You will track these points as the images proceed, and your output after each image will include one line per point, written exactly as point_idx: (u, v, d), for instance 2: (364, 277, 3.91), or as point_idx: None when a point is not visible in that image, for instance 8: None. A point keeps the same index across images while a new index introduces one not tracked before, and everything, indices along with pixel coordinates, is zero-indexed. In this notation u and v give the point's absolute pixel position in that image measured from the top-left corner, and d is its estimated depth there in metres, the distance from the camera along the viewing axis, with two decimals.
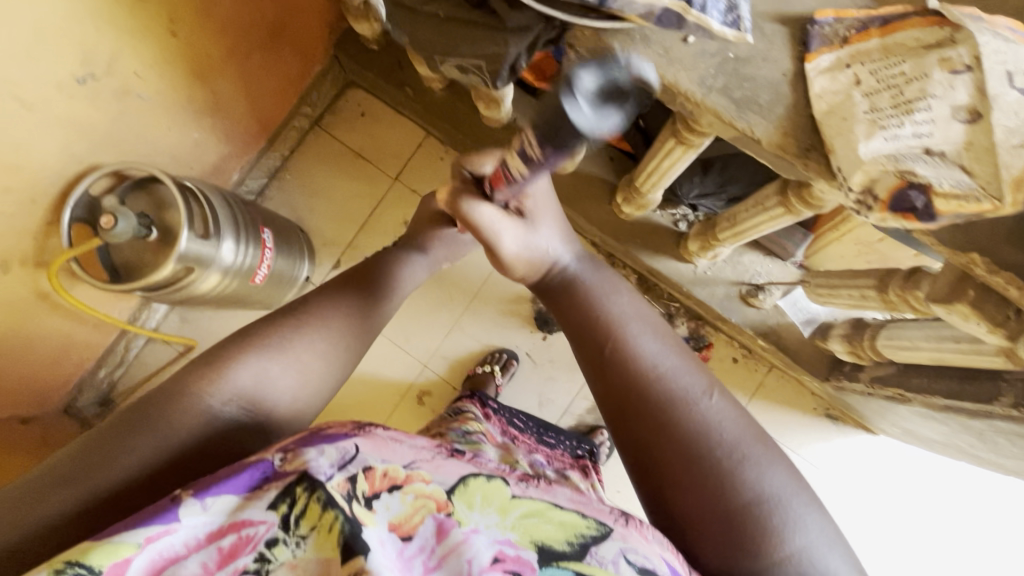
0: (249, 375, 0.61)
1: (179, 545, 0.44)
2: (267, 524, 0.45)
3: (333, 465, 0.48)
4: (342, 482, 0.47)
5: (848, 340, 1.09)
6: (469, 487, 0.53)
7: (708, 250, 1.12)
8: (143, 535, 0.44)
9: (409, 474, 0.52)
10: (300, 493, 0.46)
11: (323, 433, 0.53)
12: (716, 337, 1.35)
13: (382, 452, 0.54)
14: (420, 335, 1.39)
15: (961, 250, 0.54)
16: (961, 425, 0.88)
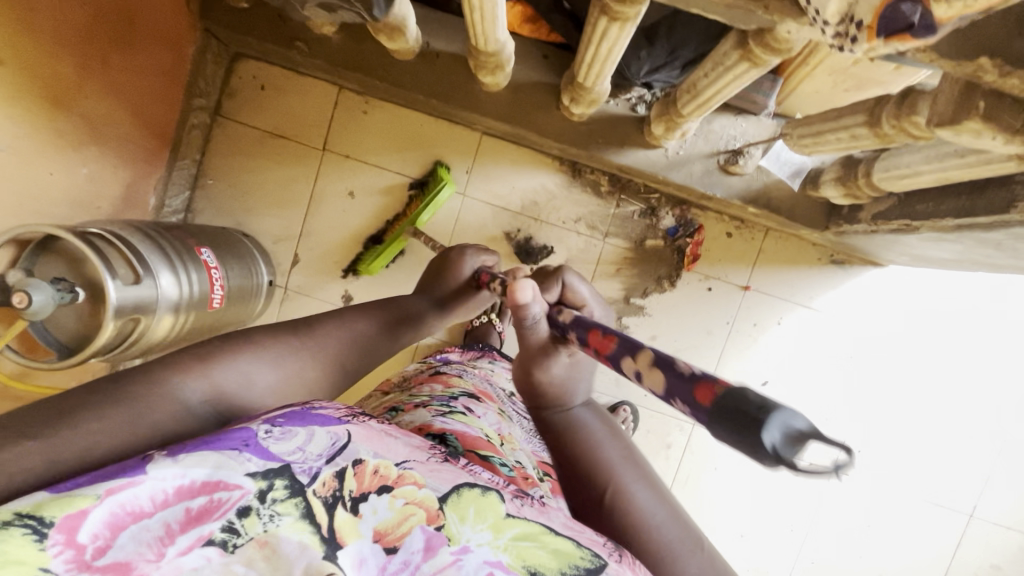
0: (232, 378, 0.53)
1: (144, 500, 0.36)
2: (242, 492, 0.38)
3: (320, 457, 0.41)
4: (328, 480, 0.41)
5: (842, 182, 1.01)
6: (461, 503, 0.43)
7: (674, 130, 1.01)
8: (103, 486, 0.35)
9: (402, 473, 0.43)
10: (278, 485, 0.39)
11: (313, 409, 0.45)
12: (705, 216, 1.27)
13: (376, 445, 0.45)
14: None
15: (967, 59, 0.45)
16: (976, 241, 0.83)
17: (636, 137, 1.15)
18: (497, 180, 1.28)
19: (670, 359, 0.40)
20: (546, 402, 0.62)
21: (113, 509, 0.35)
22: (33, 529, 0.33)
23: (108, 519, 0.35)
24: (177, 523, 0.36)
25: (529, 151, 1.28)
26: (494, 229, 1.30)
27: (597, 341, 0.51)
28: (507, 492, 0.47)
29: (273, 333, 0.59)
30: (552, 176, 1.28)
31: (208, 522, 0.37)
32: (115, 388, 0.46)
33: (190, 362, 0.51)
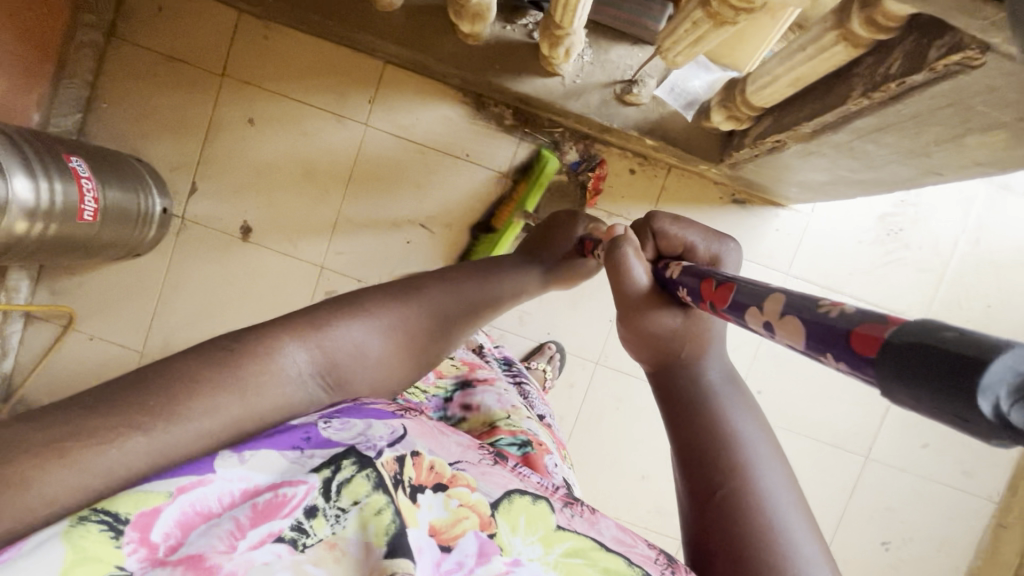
0: (342, 344, 0.55)
1: (214, 502, 0.40)
2: (308, 487, 0.42)
3: (382, 440, 0.46)
4: (389, 462, 0.45)
5: (724, 105, 1.02)
6: (513, 508, 0.48)
7: (559, 47, 1.01)
8: (175, 485, 0.39)
9: (455, 474, 0.48)
10: (345, 467, 0.43)
11: (370, 407, 0.50)
12: (608, 152, 1.27)
13: (430, 443, 0.50)
14: (306, 238, 1.30)
15: None
16: (832, 148, 0.84)
17: (533, 64, 1.14)
18: (401, 111, 1.26)
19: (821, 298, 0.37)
20: (670, 354, 0.65)
21: (184, 507, 0.39)
22: (109, 525, 0.37)
23: (179, 518, 0.39)
24: (245, 517, 0.39)
25: (434, 83, 1.26)
26: (397, 162, 1.28)
27: (713, 291, 0.52)
28: (557, 501, 0.52)
29: (375, 298, 0.60)
30: (458, 110, 1.26)
31: (275, 518, 0.40)
32: (222, 355, 0.48)
33: (303, 327, 0.53)
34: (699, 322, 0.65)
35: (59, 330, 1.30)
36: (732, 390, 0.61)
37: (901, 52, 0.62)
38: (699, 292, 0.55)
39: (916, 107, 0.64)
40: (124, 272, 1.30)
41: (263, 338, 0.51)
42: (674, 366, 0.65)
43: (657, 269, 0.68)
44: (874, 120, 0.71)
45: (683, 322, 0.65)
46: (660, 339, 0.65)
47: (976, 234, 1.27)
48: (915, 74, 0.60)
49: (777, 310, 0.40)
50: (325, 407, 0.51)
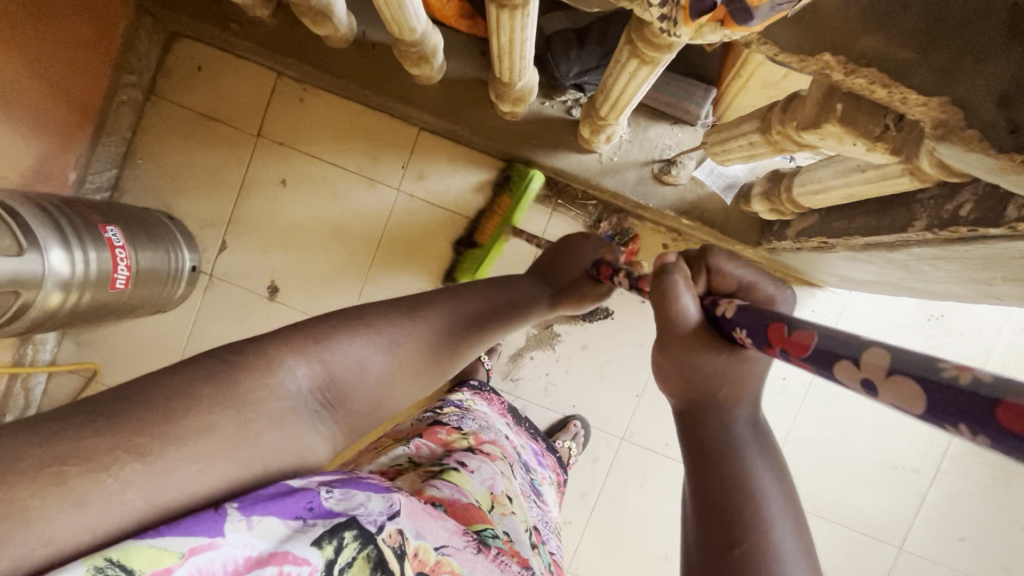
0: (340, 359, 0.51)
1: (221, 566, 0.38)
2: (311, 569, 0.41)
3: (382, 513, 0.47)
4: (392, 535, 0.47)
5: (767, 197, 1.00)
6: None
7: (600, 133, 1.00)
8: (187, 545, 0.37)
9: (439, 560, 0.50)
10: (348, 540, 0.44)
11: (365, 479, 0.51)
12: (641, 225, 1.25)
13: (420, 523, 0.50)
14: (333, 299, 1.29)
15: (809, 52, 0.45)
16: (884, 260, 0.81)
17: (570, 140, 1.13)
18: (434, 178, 1.25)
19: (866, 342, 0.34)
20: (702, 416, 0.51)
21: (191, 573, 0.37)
22: None
23: None
24: None
25: (468, 150, 1.25)
26: (428, 227, 1.27)
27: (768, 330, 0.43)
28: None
29: (381, 314, 0.57)
30: (491, 177, 1.25)
31: None
32: (224, 378, 0.44)
33: (303, 340, 0.50)
34: (741, 368, 0.51)
35: (83, 383, 1.29)
36: (763, 460, 0.48)
37: (973, 197, 0.60)
38: (762, 339, 0.44)
39: (985, 251, 0.61)
40: (150, 326, 1.30)
41: (269, 352, 0.48)
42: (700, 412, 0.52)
43: (704, 301, 0.55)
44: (937, 251, 0.68)
45: (723, 364, 0.51)
46: (689, 385, 0.52)
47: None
48: (990, 227, 0.57)
49: (882, 367, 0.32)
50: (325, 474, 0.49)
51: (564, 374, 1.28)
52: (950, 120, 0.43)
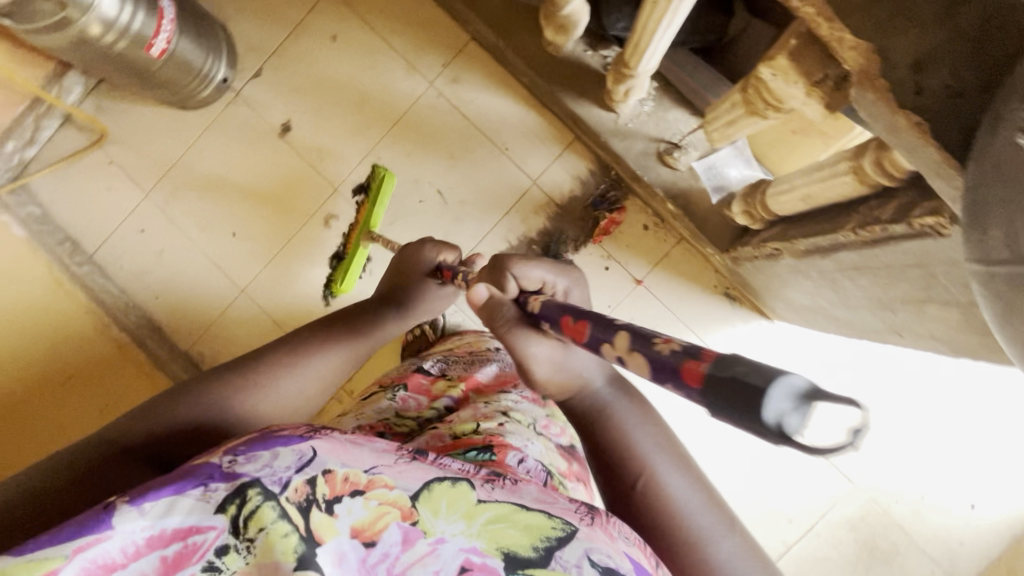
0: (255, 397, 0.64)
1: (116, 552, 0.40)
2: (217, 531, 0.42)
3: (288, 468, 0.44)
4: (299, 488, 0.44)
5: (745, 199, 1.05)
6: (432, 498, 0.46)
7: (621, 84, 1.06)
8: (71, 546, 0.40)
9: (370, 478, 0.46)
10: (250, 497, 0.43)
11: (277, 433, 0.47)
12: (631, 202, 1.30)
13: (339, 451, 0.47)
14: (334, 158, 1.36)
15: None
16: (817, 272, 0.87)
17: (596, 93, 1.20)
18: (466, 87, 1.33)
19: (655, 338, 0.42)
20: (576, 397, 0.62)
21: (83, 563, 0.40)
22: None
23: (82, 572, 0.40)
24: (155, 569, 0.41)
25: (505, 73, 1.32)
26: (443, 128, 1.34)
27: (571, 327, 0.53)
28: (479, 478, 0.50)
29: (281, 357, 0.69)
30: (515, 106, 1.32)
31: (187, 564, 0.42)
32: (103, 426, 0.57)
33: (214, 398, 0.62)
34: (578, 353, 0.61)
35: (87, 144, 1.38)
36: (627, 402, 0.63)
37: (897, 203, 0.66)
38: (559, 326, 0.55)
39: (890, 257, 0.67)
40: (167, 118, 1.38)
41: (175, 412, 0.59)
42: (575, 398, 0.63)
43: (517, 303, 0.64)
44: (856, 257, 0.74)
45: (567, 357, 0.60)
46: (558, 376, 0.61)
47: (939, 423, 1.27)
48: (897, 225, 0.63)
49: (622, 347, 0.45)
50: (235, 437, 0.47)
51: None
52: (870, 66, 0.49)
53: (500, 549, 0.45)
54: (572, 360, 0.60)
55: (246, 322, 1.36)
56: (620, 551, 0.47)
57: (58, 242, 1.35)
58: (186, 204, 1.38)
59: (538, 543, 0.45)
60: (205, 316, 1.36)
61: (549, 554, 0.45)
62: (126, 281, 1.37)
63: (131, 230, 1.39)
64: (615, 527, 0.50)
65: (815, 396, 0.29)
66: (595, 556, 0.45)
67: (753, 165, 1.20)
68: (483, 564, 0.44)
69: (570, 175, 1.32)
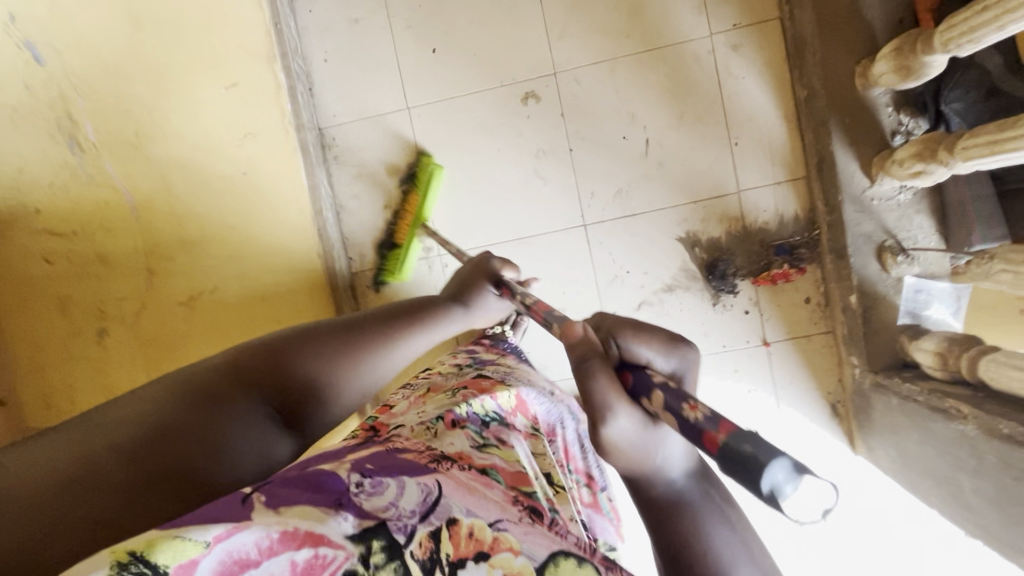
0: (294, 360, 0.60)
1: (251, 547, 0.38)
2: (345, 553, 0.42)
3: (413, 514, 0.47)
4: (422, 542, 0.46)
5: (945, 346, 0.97)
6: (557, 573, 0.47)
7: (918, 162, 0.95)
8: (212, 533, 0.37)
9: (495, 538, 0.48)
10: (375, 544, 0.43)
11: (397, 462, 0.53)
12: (811, 269, 1.22)
13: (468, 504, 0.50)
14: (572, 42, 1.23)
15: None
16: (998, 459, 0.81)
17: (866, 152, 1.09)
18: (741, 60, 1.19)
19: (684, 399, 0.39)
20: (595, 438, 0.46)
21: (220, 557, 0.37)
22: None
23: (216, 568, 0.37)
24: None
25: (785, 72, 1.19)
26: (692, 83, 1.21)
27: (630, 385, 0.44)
28: (604, 564, 0.49)
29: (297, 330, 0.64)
30: (773, 109, 1.20)
31: None
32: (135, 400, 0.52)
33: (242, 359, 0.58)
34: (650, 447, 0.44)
35: None
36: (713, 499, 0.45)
37: None
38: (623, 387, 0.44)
39: None
40: None
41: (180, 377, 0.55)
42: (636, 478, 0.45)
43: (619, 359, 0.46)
44: None
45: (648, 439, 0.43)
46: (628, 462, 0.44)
47: None
48: None
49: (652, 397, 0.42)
50: (357, 461, 0.51)
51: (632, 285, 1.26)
52: None
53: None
54: (651, 445, 0.43)
55: (392, 138, 1.29)
56: None
57: None
58: None
59: None
60: (360, 107, 1.29)
61: None
62: (307, 26, 1.27)
63: None
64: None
65: (803, 469, 0.31)
66: None
67: (956, 316, 1.08)
68: None
69: (773, 208, 1.22)
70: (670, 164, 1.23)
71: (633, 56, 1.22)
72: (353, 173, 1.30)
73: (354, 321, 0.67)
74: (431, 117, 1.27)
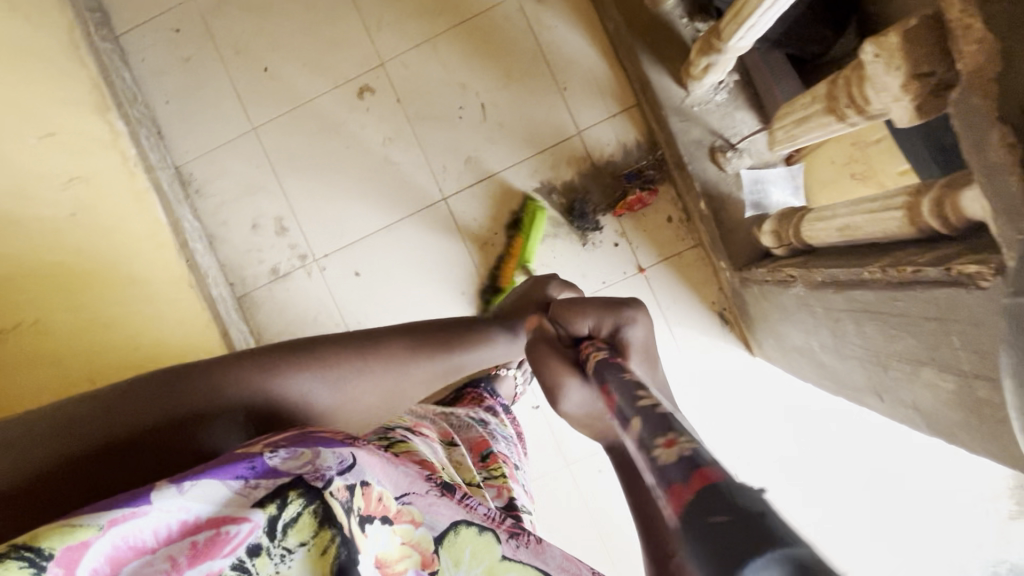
0: (303, 387, 0.53)
1: (148, 536, 0.35)
2: (252, 526, 0.36)
3: (332, 467, 0.40)
4: (342, 490, 0.40)
5: (778, 222, 0.99)
6: (457, 542, 0.48)
7: (707, 56, 0.99)
8: (106, 516, 0.33)
9: (400, 509, 0.46)
10: (294, 500, 0.38)
11: (317, 433, 0.43)
12: (665, 189, 1.25)
13: (376, 470, 0.45)
14: (392, 32, 1.28)
15: None
16: (823, 308, 0.82)
17: (674, 64, 1.13)
18: (550, 12, 1.25)
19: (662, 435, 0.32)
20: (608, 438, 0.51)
21: (112, 543, 0.34)
22: (30, 563, 0.31)
23: (109, 553, 0.33)
24: (184, 556, 0.35)
25: (593, 13, 1.25)
26: (511, 43, 1.26)
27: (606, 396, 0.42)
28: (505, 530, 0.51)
29: (280, 356, 0.53)
30: (591, 50, 1.25)
31: (217, 557, 0.36)
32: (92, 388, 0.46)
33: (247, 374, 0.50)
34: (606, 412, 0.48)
35: None
36: None
37: (937, 252, 0.61)
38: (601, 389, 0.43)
39: (907, 304, 0.62)
40: None
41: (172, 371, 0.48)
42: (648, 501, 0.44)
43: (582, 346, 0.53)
44: (870, 301, 0.69)
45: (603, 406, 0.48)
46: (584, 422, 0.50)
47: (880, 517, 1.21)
48: (932, 267, 0.58)
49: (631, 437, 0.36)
50: (273, 433, 0.43)
51: (503, 245, 1.28)
52: (986, 70, 0.43)
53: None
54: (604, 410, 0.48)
55: (247, 161, 1.32)
56: None
57: (90, 8, 1.28)
58: (229, 22, 1.31)
59: None
60: (209, 138, 1.33)
61: None
62: (144, 74, 1.32)
63: (164, 28, 1.32)
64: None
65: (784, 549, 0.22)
66: None
67: (797, 195, 1.12)
68: None
69: (616, 141, 1.25)
70: (510, 123, 1.27)
71: (451, 33, 1.27)
72: (216, 201, 1.33)
73: (349, 355, 0.56)
74: (278, 132, 1.32)
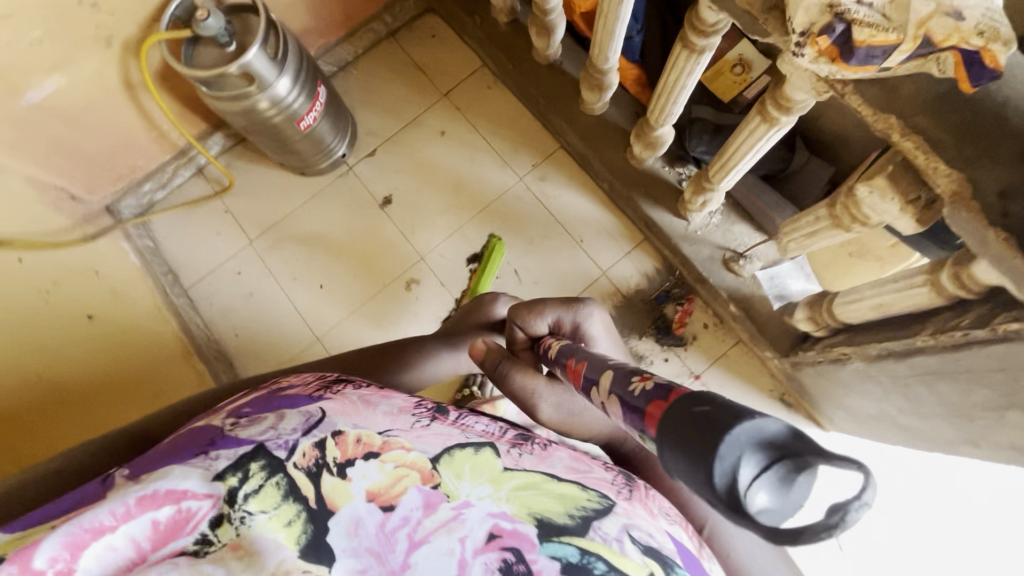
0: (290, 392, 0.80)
1: (105, 516, 0.41)
2: (212, 500, 0.44)
3: (297, 433, 0.52)
4: (308, 448, 0.51)
5: (810, 307, 1.10)
6: (453, 460, 0.54)
7: (699, 195, 1.21)
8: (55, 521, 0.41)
9: (386, 440, 0.54)
10: (249, 471, 0.47)
11: (282, 400, 0.58)
12: (695, 301, 1.40)
13: (352, 417, 0.56)
14: (425, 230, 1.50)
15: (882, 112, 0.64)
16: (888, 377, 0.92)
17: (669, 202, 1.35)
18: (551, 185, 1.50)
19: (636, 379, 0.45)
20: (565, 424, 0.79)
21: (70, 531, 0.40)
22: None
23: (64, 540, 0.40)
24: (146, 538, 0.42)
25: (587, 177, 1.50)
26: (527, 215, 1.49)
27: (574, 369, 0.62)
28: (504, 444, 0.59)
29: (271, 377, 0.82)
30: (594, 205, 1.48)
31: (179, 536, 0.43)
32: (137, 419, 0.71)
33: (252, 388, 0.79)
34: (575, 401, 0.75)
35: (209, 194, 1.54)
36: None
37: (974, 313, 0.73)
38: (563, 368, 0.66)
39: (971, 361, 0.73)
40: (285, 179, 1.56)
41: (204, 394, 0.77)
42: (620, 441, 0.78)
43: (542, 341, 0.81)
44: (934, 365, 0.80)
45: (566, 398, 0.75)
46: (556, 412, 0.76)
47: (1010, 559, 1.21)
48: (978, 329, 0.70)
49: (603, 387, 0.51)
50: (242, 405, 0.57)
51: None
52: (962, 192, 0.60)
53: (532, 513, 0.49)
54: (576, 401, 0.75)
55: None
56: (662, 530, 0.54)
57: (162, 272, 1.47)
58: (283, 255, 1.51)
59: (574, 512, 0.50)
60: (277, 357, 1.45)
61: (585, 523, 0.49)
62: (212, 316, 1.48)
63: (228, 272, 1.51)
64: (653, 504, 0.58)
65: (809, 465, 0.27)
66: (635, 531, 0.50)
67: (810, 280, 1.27)
68: (514, 530, 0.48)
69: (639, 271, 1.43)
70: (544, 278, 1.45)
71: (475, 220, 1.50)
72: None
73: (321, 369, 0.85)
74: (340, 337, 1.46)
